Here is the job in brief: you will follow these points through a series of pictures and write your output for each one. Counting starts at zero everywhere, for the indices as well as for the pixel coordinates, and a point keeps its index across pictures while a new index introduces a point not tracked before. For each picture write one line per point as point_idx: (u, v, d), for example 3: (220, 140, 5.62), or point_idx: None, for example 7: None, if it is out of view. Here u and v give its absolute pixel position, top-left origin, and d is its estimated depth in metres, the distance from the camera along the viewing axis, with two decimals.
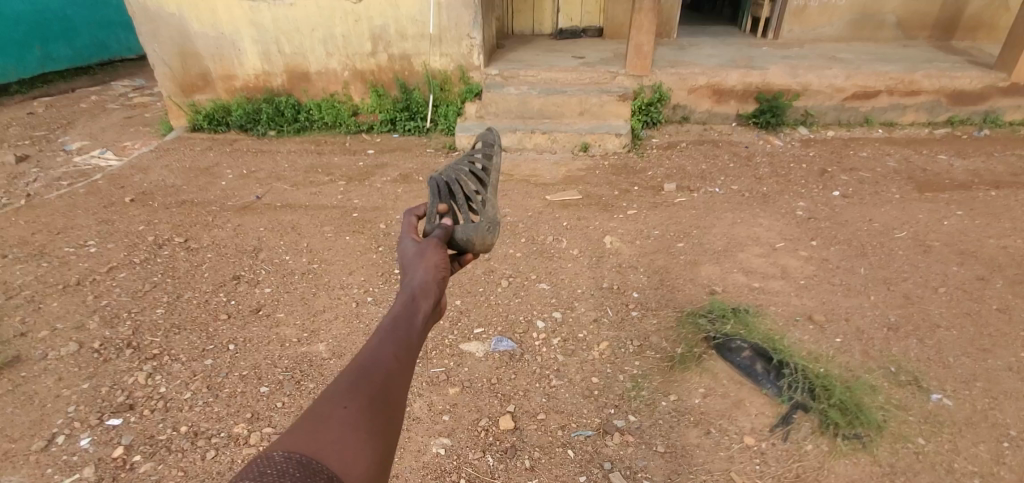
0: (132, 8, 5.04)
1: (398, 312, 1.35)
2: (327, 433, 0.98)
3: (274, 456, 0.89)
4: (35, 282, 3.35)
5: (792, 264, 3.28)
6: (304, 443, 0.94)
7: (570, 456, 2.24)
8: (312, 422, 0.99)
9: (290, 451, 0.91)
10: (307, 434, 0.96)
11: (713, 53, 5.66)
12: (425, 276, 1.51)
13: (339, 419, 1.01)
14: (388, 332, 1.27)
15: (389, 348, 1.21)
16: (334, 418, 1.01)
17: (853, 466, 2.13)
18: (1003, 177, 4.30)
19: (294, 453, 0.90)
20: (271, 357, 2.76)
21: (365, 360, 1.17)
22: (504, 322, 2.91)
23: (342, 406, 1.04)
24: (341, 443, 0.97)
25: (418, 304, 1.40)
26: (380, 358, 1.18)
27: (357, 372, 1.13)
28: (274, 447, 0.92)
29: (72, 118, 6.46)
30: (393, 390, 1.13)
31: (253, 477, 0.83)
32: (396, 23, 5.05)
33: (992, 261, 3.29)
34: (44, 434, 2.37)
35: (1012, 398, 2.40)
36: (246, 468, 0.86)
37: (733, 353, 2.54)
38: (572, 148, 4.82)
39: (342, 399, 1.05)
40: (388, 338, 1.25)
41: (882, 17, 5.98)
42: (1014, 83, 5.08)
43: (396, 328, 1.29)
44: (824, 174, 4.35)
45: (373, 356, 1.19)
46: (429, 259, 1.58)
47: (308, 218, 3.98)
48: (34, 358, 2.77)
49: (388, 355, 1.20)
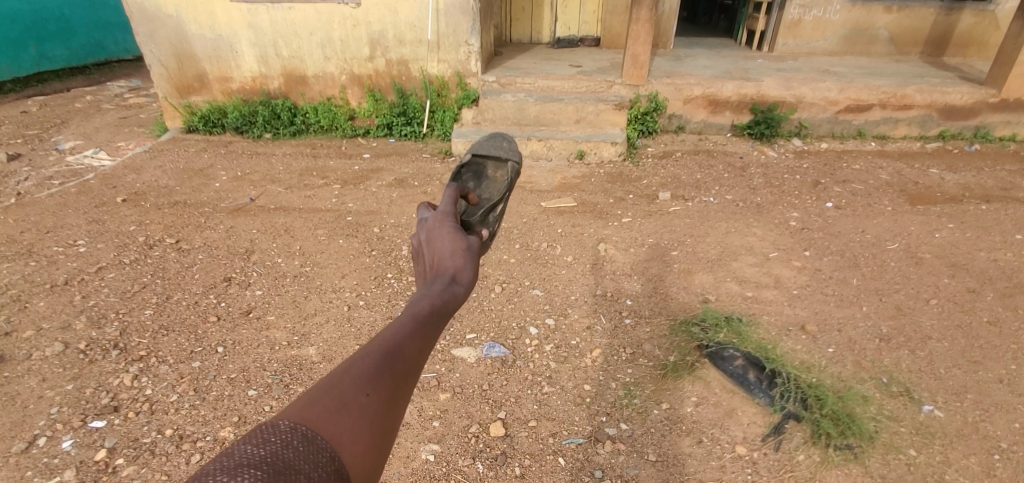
0: (130, 9, 5.02)
1: (430, 301, 1.33)
2: (343, 418, 0.98)
3: (281, 425, 0.92)
4: (21, 282, 3.30)
5: (785, 273, 3.29)
6: (320, 422, 0.95)
7: (561, 464, 2.21)
8: (330, 399, 1.00)
9: (297, 422, 0.94)
10: (323, 411, 0.97)
11: (708, 64, 5.71)
12: (466, 280, 1.50)
13: (359, 407, 1.01)
14: (419, 320, 1.26)
15: (414, 339, 1.21)
16: (353, 404, 1.01)
17: (844, 477, 2.12)
18: (993, 191, 4.34)
19: (300, 425, 0.93)
20: (260, 360, 2.73)
21: (393, 342, 1.16)
22: (496, 329, 2.89)
23: (363, 393, 1.04)
24: (353, 434, 0.97)
25: (451, 297, 1.39)
26: (404, 345, 1.17)
27: (384, 352, 1.13)
28: (283, 413, 0.95)
29: (66, 118, 6.42)
30: (410, 389, 1.14)
31: (257, 442, 0.87)
32: (394, 28, 5.07)
33: (983, 273, 3.31)
34: (23, 436, 2.32)
35: (1002, 410, 2.40)
36: (253, 431, 0.89)
37: (726, 362, 2.52)
38: (568, 155, 4.82)
39: (365, 386, 1.05)
40: (417, 326, 1.24)
41: (875, 32, 6.06)
42: (1004, 98, 5.16)
43: (426, 318, 1.28)
44: (817, 186, 4.38)
45: (401, 339, 1.18)
46: (475, 265, 1.60)
47: (301, 221, 3.95)
48: (18, 359, 2.73)
49: (413, 346, 1.19)
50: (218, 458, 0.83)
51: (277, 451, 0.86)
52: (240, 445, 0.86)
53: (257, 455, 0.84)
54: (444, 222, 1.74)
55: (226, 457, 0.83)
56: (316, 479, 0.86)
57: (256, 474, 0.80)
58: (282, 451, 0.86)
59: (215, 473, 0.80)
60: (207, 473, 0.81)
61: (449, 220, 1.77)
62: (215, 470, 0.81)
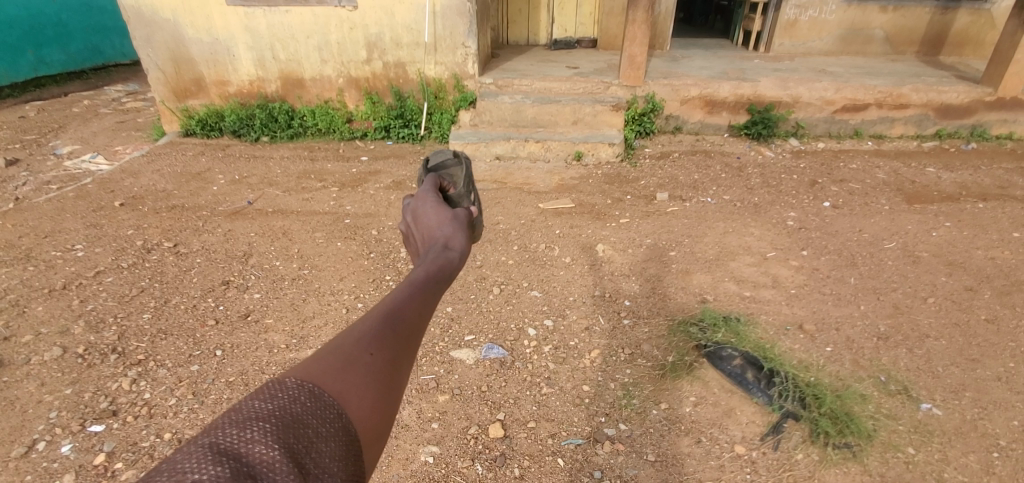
0: (126, 13, 5.02)
1: (425, 270, 1.33)
2: (350, 377, 1.00)
3: (287, 382, 0.94)
4: (19, 287, 3.30)
5: (783, 273, 3.29)
6: (326, 379, 0.97)
7: (560, 465, 2.21)
8: (336, 359, 1.02)
9: (304, 380, 0.96)
10: (329, 370, 0.99)
11: (704, 65, 5.72)
12: (459, 249, 1.50)
13: (365, 365, 1.02)
14: (417, 287, 1.26)
15: (414, 303, 1.20)
16: (358, 363, 1.02)
17: (843, 475, 2.12)
18: (990, 190, 4.35)
19: (307, 382, 0.95)
20: (258, 364, 2.72)
21: (393, 306, 1.17)
22: (495, 330, 2.89)
23: (368, 353, 1.05)
24: (361, 391, 0.99)
25: (445, 265, 1.39)
26: (404, 309, 1.17)
27: (386, 316, 1.14)
28: (291, 373, 0.98)
29: (63, 122, 6.41)
30: (416, 350, 1.14)
31: (264, 398, 0.89)
32: (391, 31, 5.07)
33: (980, 271, 3.31)
34: (23, 441, 2.32)
35: (1001, 408, 2.40)
36: (260, 389, 0.92)
37: (724, 362, 2.53)
38: (565, 157, 4.81)
39: (369, 347, 1.05)
40: (416, 291, 1.24)
41: (871, 32, 6.08)
42: (1000, 97, 5.17)
43: (423, 284, 1.27)
44: (814, 185, 4.39)
45: (399, 303, 1.18)
46: (465, 233, 1.59)
47: (299, 224, 3.95)
48: (16, 363, 2.72)
49: (413, 310, 1.19)
50: (227, 413, 0.87)
51: (285, 406, 0.89)
52: (249, 401, 0.89)
53: (265, 411, 0.87)
54: (425, 199, 1.74)
55: (235, 412, 0.87)
56: (324, 434, 0.89)
57: (265, 427, 0.84)
58: (289, 406, 0.89)
59: (224, 426, 0.83)
60: (217, 426, 0.84)
61: (432, 196, 1.76)
62: (224, 423, 0.85)
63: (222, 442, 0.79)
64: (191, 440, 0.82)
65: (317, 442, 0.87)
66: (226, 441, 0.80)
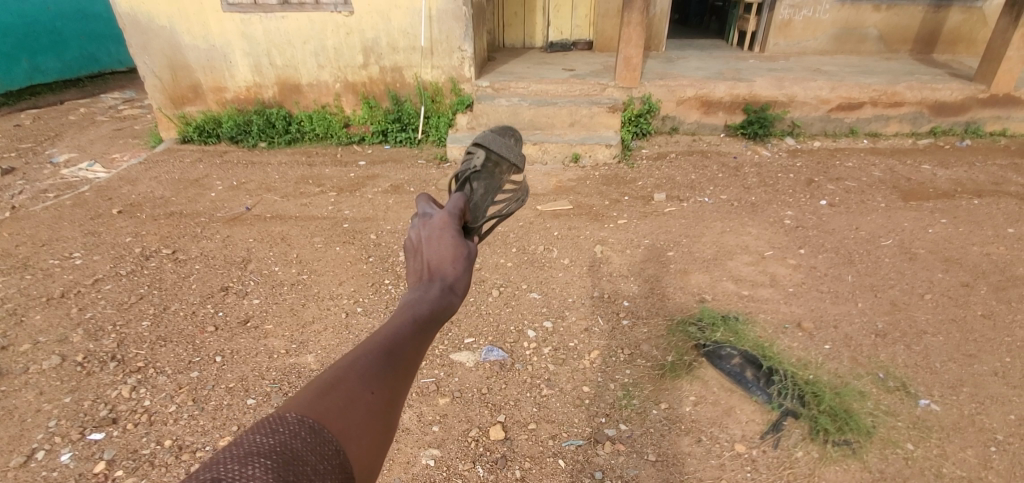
0: (122, 22, 5.03)
1: (427, 308, 1.37)
2: (350, 414, 1.01)
3: (289, 417, 0.94)
4: (17, 295, 3.30)
5: (781, 272, 3.30)
6: (329, 416, 0.98)
7: (561, 466, 2.21)
8: (338, 394, 1.03)
9: (304, 414, 0.96)
10: (331, 405, 1.00)
11: (700, 65, 5.75)
12: (462, 291, 1.53)
13: (365, 404, 1.04)
14: (416, 324, 1.29)
15: (412, 340, 1.24)
16: (360, 400, 1.04)
17: (842, 472, 2.13)
18: (985, 186, 4.37)
19: (307, 417, 0.95)
20: (258, 369, 2.72)
21: (393, 343, 1.19)
22: (494, 333, 2.89)
23: (369, 390, 1.07)
24: (361, 430, 1.00)
25: (446, 305, 1.43)
26: (403, 347, 1.20)
27: (385, 353, 1.16)
28: (290, 406, 0.98)
29: (60, 130, 6.41)
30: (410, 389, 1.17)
31: (265, 433, 0.89)
32: (387, 36, 5.09)
33: (976, 267, 3.33)
34: (22, 450, 2.32)
35: (998, 403, 2.41)
36: (260, 424, 0.92)
37: (723, 361, 2.55)
38: (563, 158, 4.83)
39: (370, 383, 1.07)
40: (414, 329, 1.27)
41: (864, 31, 6.11)
42: (993, 94, 5.20)
43: (423, 322, 1.31)
44: (811, 184, 4.41)
45: (398, 340, 1.21)
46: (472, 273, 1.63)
47: (298, 229, 3.96)
48: (14, 373, 2.72)
49: (411, 348, 1.22)
50: (227, 447, 0.86)
51: (285, 442, 0.88)
52: (249, 435, 0.89)
53: (267, 445, 0.86)
54: (448, 224, 1.75)
55: (236, 446, 0.87)
56: (322, 471, 0.88)
57: (266, 463, 0.83)
58: (290, 441, 0.89)
59: (226, 461, 0.83)
60: (217, 461, 0.83)
61: (453, 222, 1.77)
62: (225, 458, 0.84)
63: (224, 477, 0.79)
64: (191, 474, 0.81)
65: (315, 478, 0.86)
66: (227, 477, 0.79)
